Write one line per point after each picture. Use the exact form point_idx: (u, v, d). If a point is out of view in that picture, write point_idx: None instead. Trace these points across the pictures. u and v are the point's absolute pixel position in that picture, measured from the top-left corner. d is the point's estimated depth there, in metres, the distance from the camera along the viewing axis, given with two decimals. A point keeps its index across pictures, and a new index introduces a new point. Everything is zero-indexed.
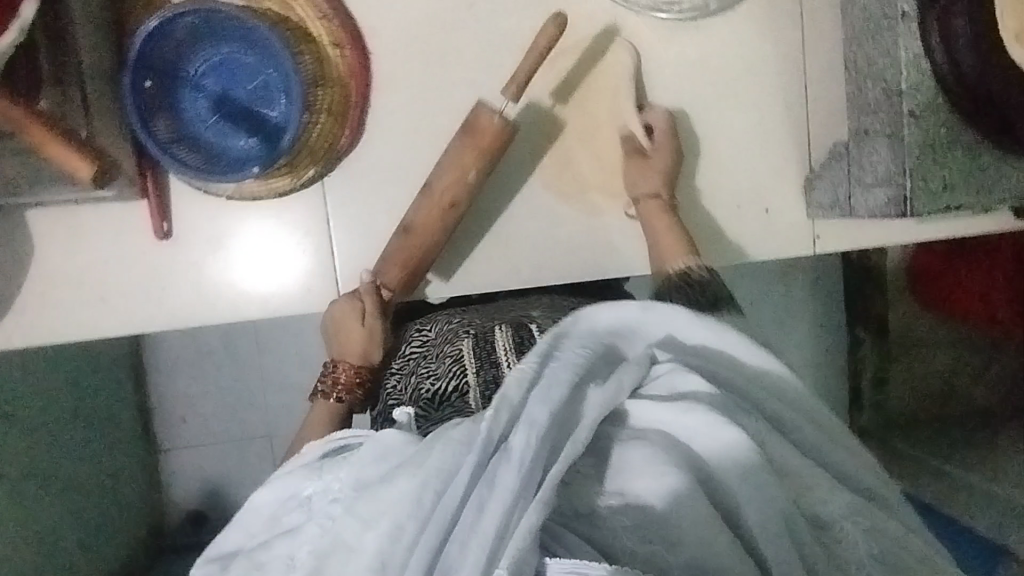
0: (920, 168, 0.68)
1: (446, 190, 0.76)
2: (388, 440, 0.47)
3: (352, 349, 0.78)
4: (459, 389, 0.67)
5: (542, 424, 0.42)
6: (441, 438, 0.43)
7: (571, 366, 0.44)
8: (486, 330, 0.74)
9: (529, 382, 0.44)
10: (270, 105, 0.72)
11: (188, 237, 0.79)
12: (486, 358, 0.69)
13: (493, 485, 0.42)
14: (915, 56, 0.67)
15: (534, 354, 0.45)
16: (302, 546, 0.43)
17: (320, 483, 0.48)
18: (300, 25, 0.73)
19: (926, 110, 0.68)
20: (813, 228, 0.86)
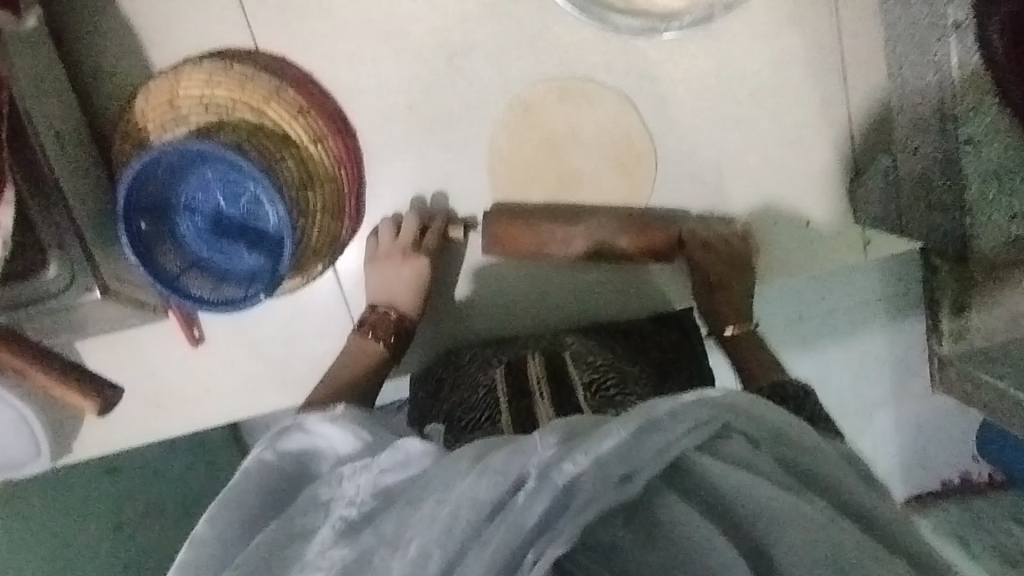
0: (980, 200, 0.59)
1: (610, 133, 0.74)
2: (413, 449, 0.45)
3: (403, 293, 0.76)
4: (490, 417, 0.65)
5: (613, 481, 0.38)
6: (475, 469, 0.40)
7: (653, 434, 0.38)
8: (519, 359, 0.72)
9: (602, 453, 0.38)
10: (264, 218, 0.71)
11: (220, 338, 0.82)
12: (519, 390, 0.66)
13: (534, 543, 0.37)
14: (970, 75, 0.56)
15: (627, 423, 0.38)
16: (316, 543, 0.42)
17: (337, 487, 0.46)
18: (276, 129, 0.70)
19: (989, 133, 0.57)
20: (863, 233, 0.77)
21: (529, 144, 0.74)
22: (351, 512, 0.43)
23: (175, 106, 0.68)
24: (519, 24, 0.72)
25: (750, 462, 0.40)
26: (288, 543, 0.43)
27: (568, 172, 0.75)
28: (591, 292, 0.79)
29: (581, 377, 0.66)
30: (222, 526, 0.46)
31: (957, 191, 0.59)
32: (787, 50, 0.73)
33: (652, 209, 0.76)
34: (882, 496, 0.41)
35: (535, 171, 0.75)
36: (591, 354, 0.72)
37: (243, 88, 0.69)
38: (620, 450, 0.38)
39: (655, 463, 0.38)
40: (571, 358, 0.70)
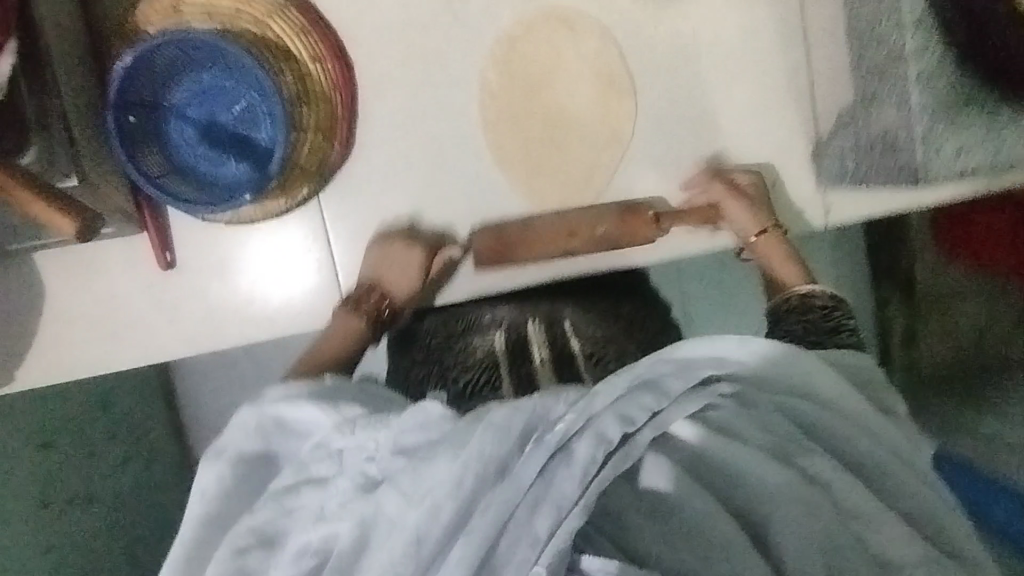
0: (931, 134, 0.65)
1: (600, 77, 0.80)
2: (430, 410, 0.51)
3: (401, 286, 0.78)
4: (490, 383, 0.78)
5: (611, 439, 0.46)
6: (487, 421, 0.47)
7: (660, 394, 0.48)
8: (517, 329, 0.83)
9: (618, 395, 0.47)
10: (257, 128, 0.72)
11: (192, 264, 0.80)
12: (519, 354, 0.81)
13: (550, 483, 0.45)
14: (918, 17, 0.62)
15: (631, 372, 0.48)
16: (335, 496, 0.50)
17: (352, 440, 0.53)
18: (277, 43, 0.72)
19: (934, 73, 0.63)
20: (823, 200, 0.83)
21: (519, 99, 0.80)
22: (370, 469, 0.51)
23: (177, 12, 0.71)
24: None
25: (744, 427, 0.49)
26: (308, 483, 0.52)
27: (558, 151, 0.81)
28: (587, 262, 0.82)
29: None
30: (220, 500, 0.54)
31: (910, 126, 0.65)
32: (757, 22, 0.80)
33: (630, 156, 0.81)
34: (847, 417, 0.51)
35: (531, 137, 0.80)
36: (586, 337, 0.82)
37: (248, 2, 0.71)
38: (625, 402, 0.47)
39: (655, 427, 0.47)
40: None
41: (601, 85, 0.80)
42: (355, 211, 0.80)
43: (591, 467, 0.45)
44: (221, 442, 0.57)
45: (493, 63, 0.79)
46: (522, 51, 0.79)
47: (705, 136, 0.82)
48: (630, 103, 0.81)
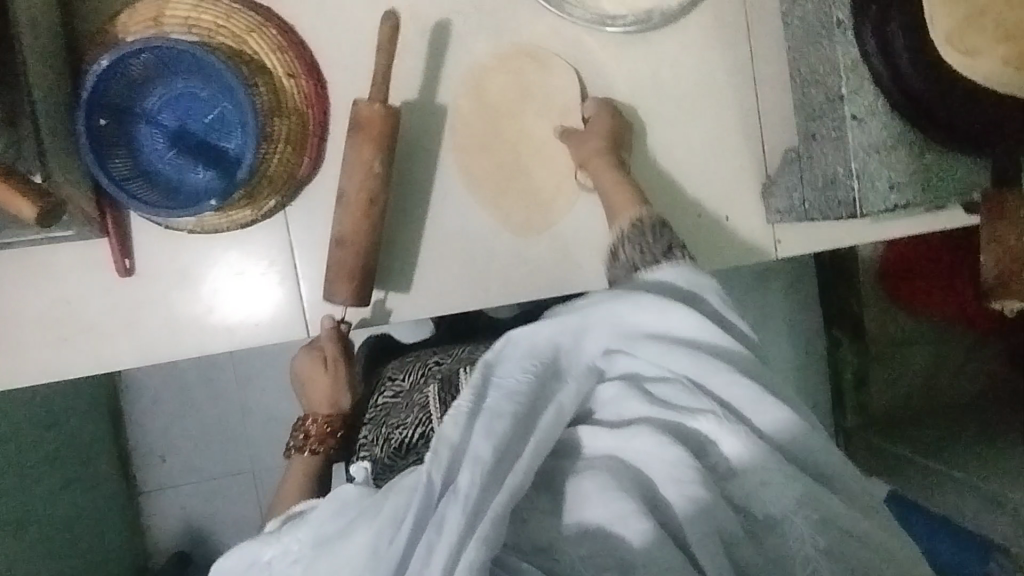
0: (866, 171, 0.70)
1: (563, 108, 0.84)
2: (345, 496, 0.55)
3: (325, 398, 0.87)
4: (425, 436, 0.70)
5: (484, 458, 0.51)
6: (398, 485, 0.52)
7: (511, 395, 0.55)
8: (452, 372, 0.76)
9: (468, 416, 0.53)
10: (227, 138, 0.74)
11: (151, 272, 0.79)
12: (450, 402, 0.71)
13: (441, 528, 0.49)
14: (853, 63, 0.68)
15: (472, 387, 0.55)
16: None
17: (279, 545, 0.55)
18: (253, 58, 0.74)
19: (869, 113, 0.69)
20: (773, 232, 0.88)
21: (483, 127, 0.83)
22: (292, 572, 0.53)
23: (158, 23, 0.72)
24: (485, 11, 0.82)
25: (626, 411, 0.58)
26: None
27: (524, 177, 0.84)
28: (548, 279, 0.86)
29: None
30: None
31: (848, 161, 0.70)
32: (710, 67, 0.86)
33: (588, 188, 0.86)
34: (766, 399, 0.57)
35: (497, 166, 0.84)
36: None
37: (228, 19, 0.74)
38: (484, 417, 0.53)
39: (539, 435, 0.54)
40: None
41: (564, 116, 0.84)
42: (322, 225, 0.81)
43: (472, 493, 0.50)
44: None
45: (463, 90, 0.83)
46: (492, 81, 0.83)
47: (662, 168, 0.86)
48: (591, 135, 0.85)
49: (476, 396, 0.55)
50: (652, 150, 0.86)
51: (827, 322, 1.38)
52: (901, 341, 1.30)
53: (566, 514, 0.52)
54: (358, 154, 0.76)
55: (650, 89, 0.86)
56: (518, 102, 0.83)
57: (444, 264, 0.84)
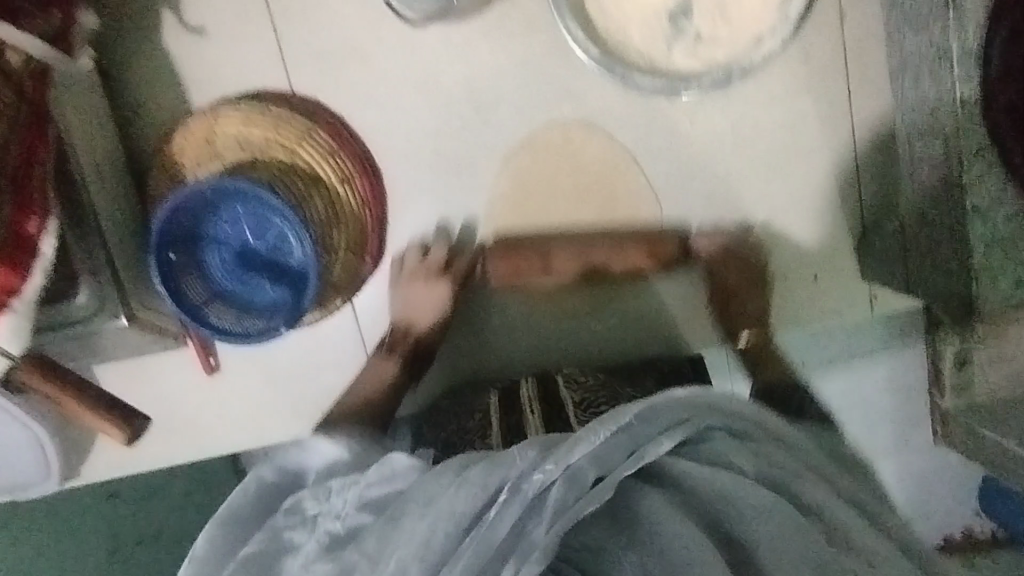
0: (985, 265, 0.62)
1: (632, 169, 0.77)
2: (396, 463, 0.51)
3: (423, 311, 0.78)
4: (481, 432, 0.74)
5: (589, 485, 0.41)
6: (457, 482, 0.43)
7: (643, 421, 0.43)
8: (512, 384, 0.80)
9: (582, 439, 0.42)
10: (290, 253, 0.73)
11: (233, 365, 0.83)
12: (510, 407, 0.76)
13: (510, 549, 0.40)
14: (977, 145, 0.59)
15: (614, 425, 0.42)
16: (299, 558, 0.48)
17: (325, 505, 0.51)
18: (306, 168, 0.73)
19: (993, 202, 0.60)
20: (869, 290, 0.80)
21: (555, 207, 0.78)
22: (337, 525, 0.49)
23: (210, 142, 0.71)
24: (541, 79, 0.74)
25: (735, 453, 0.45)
26: (273, 558, 0.49)
27: (603, 237, 0.78)
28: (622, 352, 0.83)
29: (571, 398, 0.75)
30: (211, 544, 0.53)
31: (963, 257, 0.62)
32: (801, 114, 0.75)
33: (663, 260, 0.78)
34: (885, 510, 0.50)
35: (575, 239, 0.78)
36: (584, 375, 0.79)
37: (277, 129, 0.72)
38: (613, 445, 0.42)
39: (630, 462, 0.42)
40: (563, 381, 0.78)
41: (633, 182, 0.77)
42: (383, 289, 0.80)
43: (562, 510, 0.41)
44: (235, 492, 0.57)
45: (523, 152, 0.77)
46: (551, 153, 0.76)
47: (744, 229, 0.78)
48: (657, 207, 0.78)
49: (613, 437, 0.42)
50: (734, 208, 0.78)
51: None
52: None
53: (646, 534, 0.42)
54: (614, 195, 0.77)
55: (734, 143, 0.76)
56: (582, 171, 0.77)
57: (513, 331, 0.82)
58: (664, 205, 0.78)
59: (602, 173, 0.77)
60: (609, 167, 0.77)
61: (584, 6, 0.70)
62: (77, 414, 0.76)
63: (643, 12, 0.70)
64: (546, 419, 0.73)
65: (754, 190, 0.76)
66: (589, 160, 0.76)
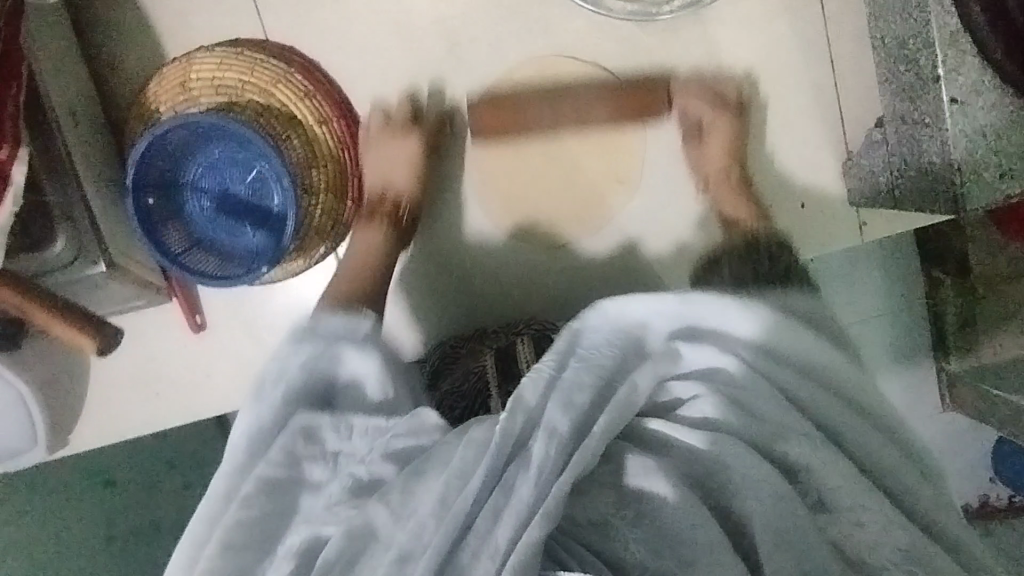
0: (971, 160, 0.60)
1: (605, 95, 0.74)
2: (425, 420, 0.59)
3: (396, 173, 0.77)
4: (482, 397, 0.75)
5: (562, 431, 0.51)
6: (463, 438, 0.53)
7: (594, 351, 0.55)
8: (507, 343, 0.76)
9: (547, 381, 0.53)
10: (270, 196, 0.73)
11: (220, 324, 0.82)
12: (508, 372, 0.75)
13: (508, 491, 0.50)
14: (952, 34, 0.58)
15: (553, 354, 0.55)
16: (324, 498, 0.55)
17: (347, 442, 0.58)
18: (283, 110, 0.72)
19: (974, 92, 0.59)
20: (857, 218, 0.76)
21: (530, 141, 0.75)
22: (361, 471, 0.55)
23: (186, 88, 0.71)
24: (515, 14, 0.75)
25: (712, 409, 0.54)
26: (286, 490, 0.55)
27: (586, 159, 0.75)
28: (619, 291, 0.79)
29: None
30: (223, 483, 0.57)
31: (946, 147, 0.60)
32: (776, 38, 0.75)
33: (644, 195, 0.76)
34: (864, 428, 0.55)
35: (555, 169, 0.75)
36: None
37: (251, 72, 0.71)
38: (562, 389, 0.53)
39: (611, 408, 0.53)
40: None
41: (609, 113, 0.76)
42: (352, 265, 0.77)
43: (548, 464, 0.50)
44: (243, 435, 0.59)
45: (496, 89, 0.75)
46: (523, 90, 0.75)
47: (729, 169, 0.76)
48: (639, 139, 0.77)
49: (556, 364, 0.54)
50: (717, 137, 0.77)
51: None
52: None
53: (629, 479, 0.52)
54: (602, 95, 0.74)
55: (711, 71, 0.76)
56: (556, 106, 0.75)
57: (504, 265, 0.78)
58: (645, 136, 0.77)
59: (575, 106, 0.74)
60: (586, 99, 0.74)
61: None
62: (49, 324, 0.68)
63: None
64: None
65: (733, 126, 0.75)
66: (560, 95, 0.74)
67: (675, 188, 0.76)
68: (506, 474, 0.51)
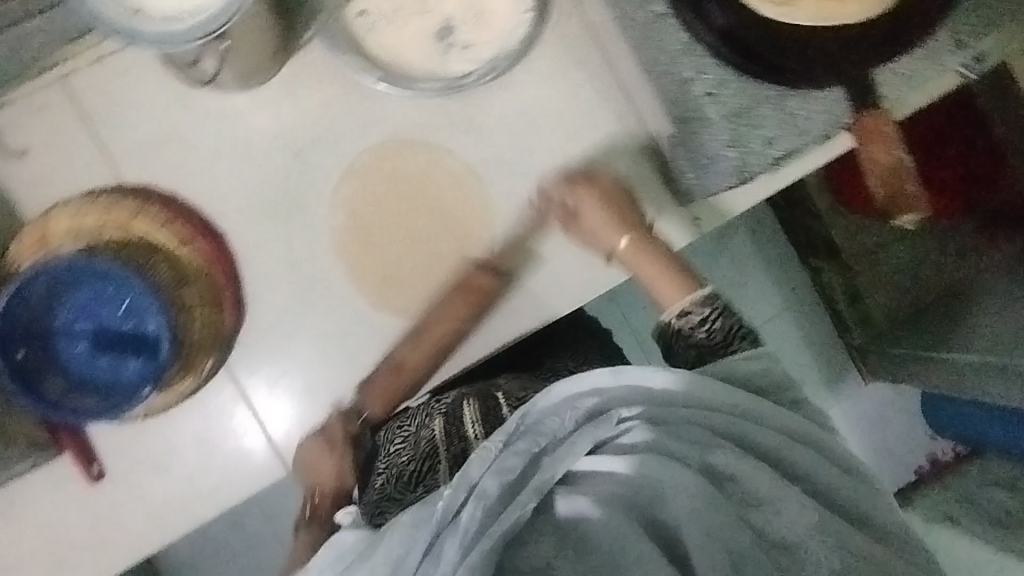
0: (737, 136, 0.71)
1: (435, 168, 0.86)
2: (343, 540, 0.75)
3: (324, 480, 0.85)
4: (431, 467, 0.86)
5: (490, 493, 0.70)
6: (386, 533, 0.71)
7: (536, 438, 0.73)
8: (455, 405, 0.91)
9: (491, 458, 0.72)
10: (144, 322, 0.77)
11: (119, 467, 0.81)
12: (456, 432, 0.88)
13: (441, 557, 0.68)
14: (685, 45, 0.71)
15: (501, 434, 0.73)
16: None
17: None
18: (144, 240, 0.78)
19: (719, 86, 0.71)
20: (688, 215, 0.88)
21: (371, 218, 0.85)
22: None
23: (46, 240, 0.75)
24: (340, 112, 0.84)
25: (648, 435, 0.73)
26: None
27: (402, 241, 0.86)
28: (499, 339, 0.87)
29: (509, 409, 0.90)
30: None
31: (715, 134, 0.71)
32: (575, 83, 0.87)
33: (495, 237, 0.87)
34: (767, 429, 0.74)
35: (384, 252, 0.86)
36: (521, 390, 0.95)
37: (108, 212, 0.77)
38: (501, 460, 0.71)
39: (544, 467, 0.72)
40: (504, 399, 0.92)
41: (444, 178, 0.86)
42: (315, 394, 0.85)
43: (473, 531, 0.68)
44: None
45: (346, 176, 0.85)
46: (371, 176, 0.85)
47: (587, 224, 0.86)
48: (481, 192, 0.86)
49: (504, 442, 0.73)
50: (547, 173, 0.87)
51: (801, 253, 1.41)
52: (875, 247, 1.30)
53: (559, 509, 0.72)
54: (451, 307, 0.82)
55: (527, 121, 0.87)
56: (403, 182, 0.86)
57: (379, 341, 0.86)
58: (483, 190, 0.86)
59: (417, 181, 0.86)
60: (424, 170, 0.86)
61: (360, 46, 0.82)
62: None
63: (416, 40, 0.83)
64: (487, 438, 0.86)
65: (631, 238, 0.83)
66: (403, 174, 0.86)
67: (522, 230, 0.87)
68: (436, 538, 0.69)
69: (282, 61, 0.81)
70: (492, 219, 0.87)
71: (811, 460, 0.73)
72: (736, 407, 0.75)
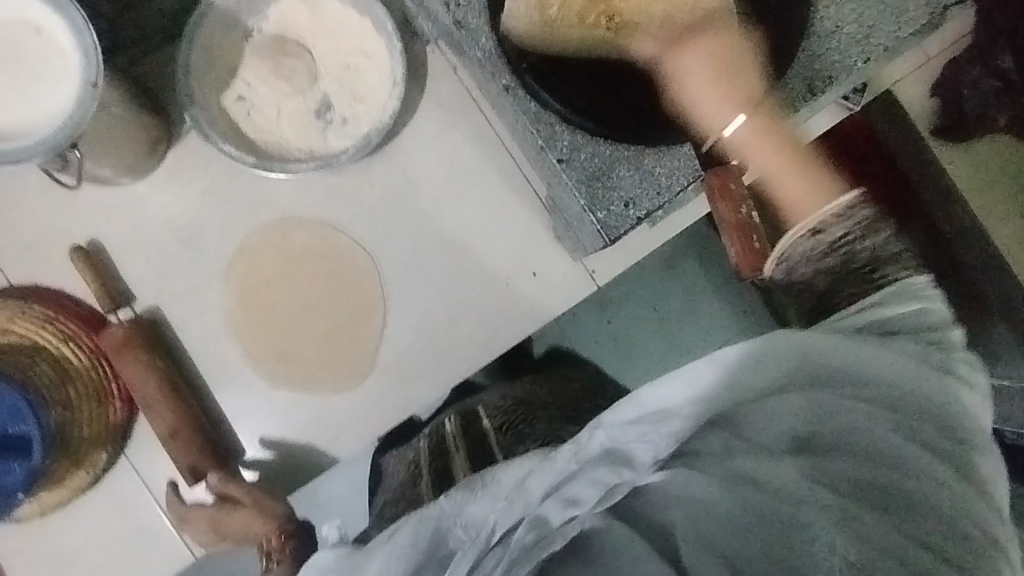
0: (594, 200, 0.73)
1: (320, 243, 0.87)
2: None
3: (254, 522, 0.80)
4: (411, 487, 0.79)
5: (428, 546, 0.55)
6: None
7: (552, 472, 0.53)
8: (439, 423, 0.87)
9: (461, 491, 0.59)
10: (21, 425, 0.76)
11: (20, 566, 0.82)
12: (439, 451, 0.82)
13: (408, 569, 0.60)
14: (535, 114, 0.73)
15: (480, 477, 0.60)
16: None
17: None
18: (26, 339, 0.79)
19: (570, 151, 0.72)
20: (584, 267, 0.89)
21: (261, 297, 0.86)
22: None
23: None
24: (223, 198, 0.85)
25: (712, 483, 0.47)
26: None
27: (273, 302, 0.86)
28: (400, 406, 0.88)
29: (492, 421, 0.82)
30: None
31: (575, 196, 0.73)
32: (456, 149, 0.88)
33: (387, 306, 0.87)
34: (916, 456, 0.46)
35: (266, 322, 0.86)
36: (500, 400, 0.86)
37: None
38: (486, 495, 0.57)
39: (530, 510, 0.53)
40: (486, 411, 0.84)
41: (331, 253, 0.87)
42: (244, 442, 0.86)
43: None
44: None
45: (234, 259, 0.86)
46: (259, 257, 0.86)
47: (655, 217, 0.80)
48: (369, 262, 0.87)
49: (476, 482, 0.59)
50: (437, 238, 0.88)
51: None
52: None
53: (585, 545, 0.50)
54: (131, 368, 0.79)
55: (412, 190, 0.88)
56: (293, 261, 0.87)
57: (276, 415, 0.86)
58: (371, 260, 0.87)
59: (308, 257, 0.87)
60: (314, 246, 0.87)
61: (235, 132, 0.83)
62: None
63: (291, 118, 0.84)
64: (470, 453, 0.78)
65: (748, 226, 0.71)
66: (293, 252, 0.87)
67: (415, 297, 0.88)
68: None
69: (160, 153, 0.83)
70: (384, 288, 0.87)
71: (912, 458, 0.47)
72: (847, 376, 0.49)
